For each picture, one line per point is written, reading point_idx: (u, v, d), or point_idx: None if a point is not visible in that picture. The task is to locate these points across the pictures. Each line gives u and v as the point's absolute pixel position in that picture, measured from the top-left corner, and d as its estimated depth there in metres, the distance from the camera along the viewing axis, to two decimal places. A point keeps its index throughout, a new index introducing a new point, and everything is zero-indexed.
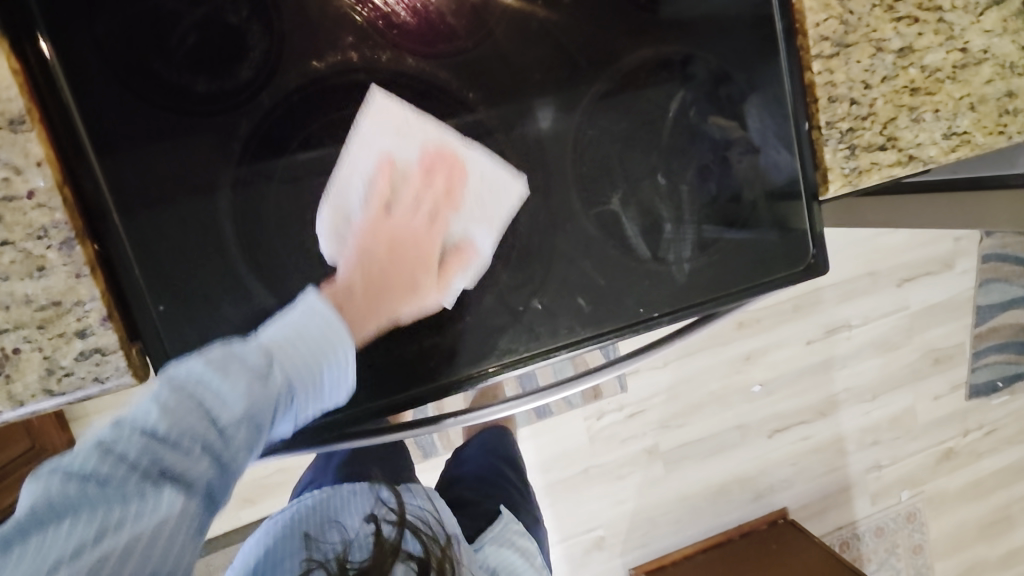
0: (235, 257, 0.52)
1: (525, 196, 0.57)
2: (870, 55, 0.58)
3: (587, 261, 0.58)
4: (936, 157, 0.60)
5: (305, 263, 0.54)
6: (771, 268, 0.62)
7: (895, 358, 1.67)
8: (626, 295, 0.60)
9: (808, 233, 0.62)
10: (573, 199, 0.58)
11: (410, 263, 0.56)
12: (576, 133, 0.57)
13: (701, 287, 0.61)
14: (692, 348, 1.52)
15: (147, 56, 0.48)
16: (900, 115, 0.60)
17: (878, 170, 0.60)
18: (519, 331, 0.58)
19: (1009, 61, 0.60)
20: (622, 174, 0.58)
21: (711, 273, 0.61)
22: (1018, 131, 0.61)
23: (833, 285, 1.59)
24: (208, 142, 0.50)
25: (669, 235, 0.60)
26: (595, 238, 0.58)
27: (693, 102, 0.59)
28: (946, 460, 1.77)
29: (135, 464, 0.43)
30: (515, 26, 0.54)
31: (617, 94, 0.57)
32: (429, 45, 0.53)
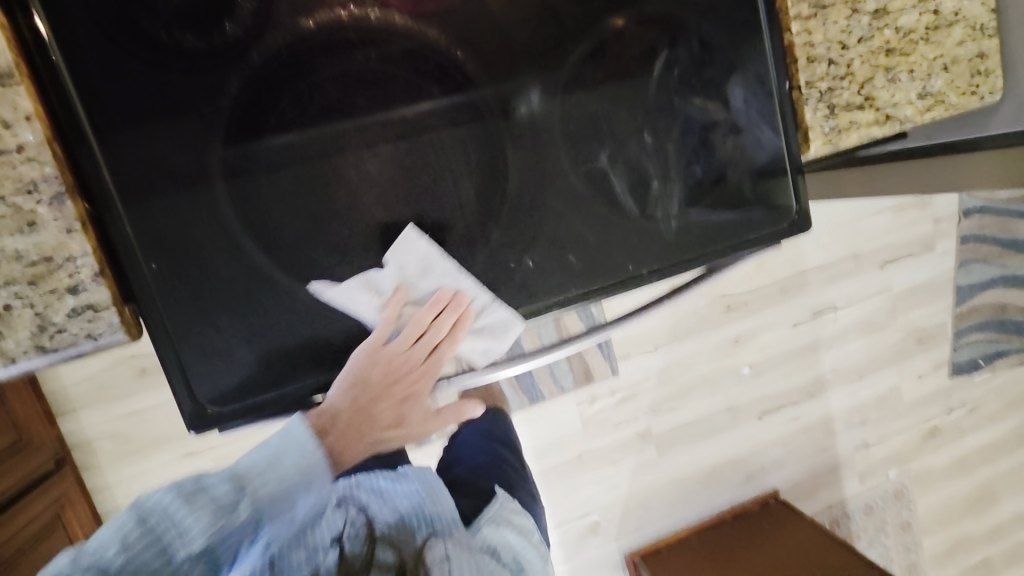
0: (228, 219, 0.53)
1: (515, 156, 0.58)
2: (846, 16, 0.60)
3: (577, 217, 0.60)
4: (912, 117, 0.62)
5: (298, 225, 0.55)
6: (756, 225, 0.64)
7: (879, 338, 1.70)
8: (618, 250, 0.61)
9: (791, 208, 0.64)
10: (562, 156, 0.59)
11: (398, 394, 0.63)
12: (565, 96, 0.58)
13: (689, 244, 0.62)
14: (682, 331, 1.54)
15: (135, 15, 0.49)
16: (877, 75, 0.61)
17: (857, 129, 0.61)
18: (512, 291, 0.60)
19: (979, 24, 0.63)
20: (609, 132, 0.59)
21: (699, 231, 0.62)
22: (989, 91, 0.65)
23: (817, 268, 1.62)
24: (200, 102, 0.51)
25: (656, 192, 0.61)
26: (583, 195, 0.59)
27: (677, 64, 0.60)
28: (932, 438, 1.80)
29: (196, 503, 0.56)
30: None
31: (600, 56, 0.59)
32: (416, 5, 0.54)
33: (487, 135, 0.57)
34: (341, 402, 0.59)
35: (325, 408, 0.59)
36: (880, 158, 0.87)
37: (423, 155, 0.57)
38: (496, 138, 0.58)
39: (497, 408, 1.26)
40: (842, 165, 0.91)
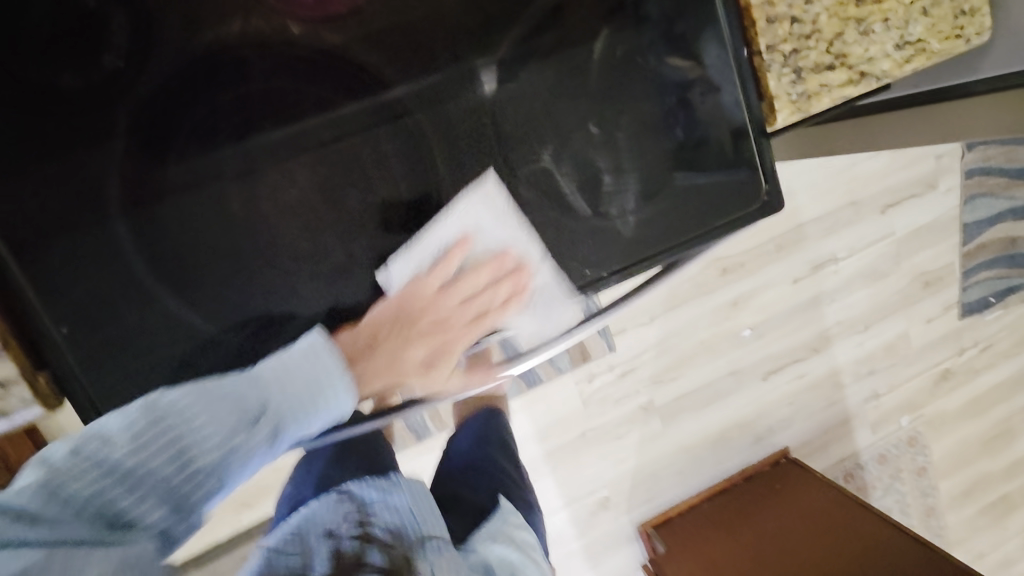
0: (135, 265, 0.60)
1: (437, 168, 0.64)
2: None
3: (520, 235, 0.66)
4: (889, 71, 0.61)
5: (299, 242, 0.64)
6: (722, 212, 0.68)
7: (884, 286, 1.65)
8: (574, 254, 0.67)
9: (758, 168, 0.67)
10: (503, 167, 0.65)
11: None
12: (506, 101, 0.64)
13: (653, 235, 0.67)
14: (677, 299, 1.50)
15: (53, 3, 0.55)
16: (847, 30, 0.60)
17: (828, 92, 0.62)
18: (450, 318, 0.68)
19: None
20: (553, 127, 0.64)
21: (663, 221, 0.67)
22: (977, 32, 0.61)
23: (814, 220, 1.56)
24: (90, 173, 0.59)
25: (609, 186, 0.66)
26: (529, 200, 0.66)
27: (625, 40, 0.63)
28: (944, 381, 1.77)
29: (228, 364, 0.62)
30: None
31: (540, 41, 0.63)
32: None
33: (392, 142, 0.63)
34: None
35: None
36: (869, 111, 0.81)
37: (335, 176, 0.63)
38: (392, 147, 0.64)
39: (494, 409, 1.26)
40: (828, 122, 0.86)
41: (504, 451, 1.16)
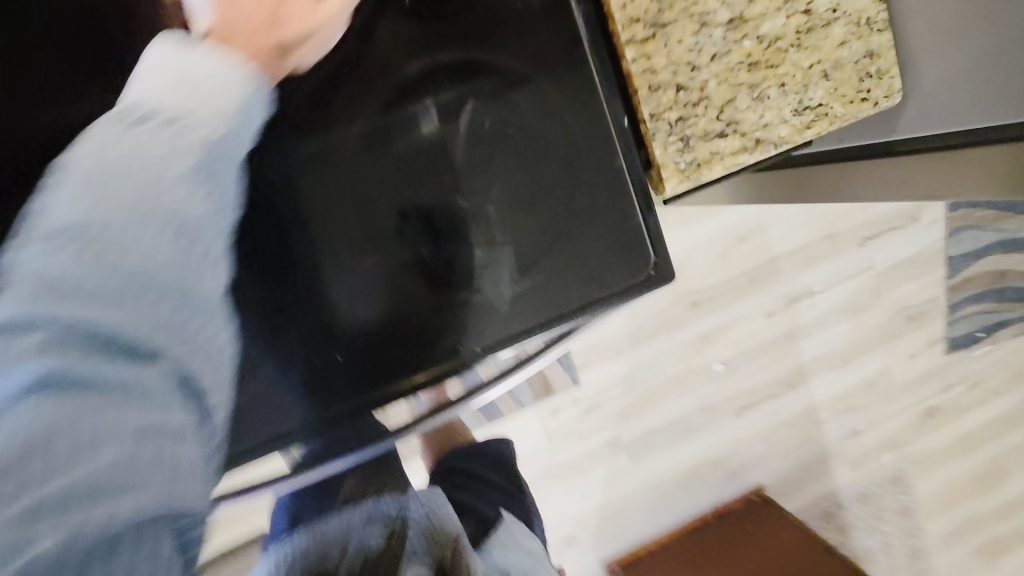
0: None
1: (401, 188, 0.55)
2: (692, 32, 0.51)
3: (378, 293, 0.56)
4: (788, 137, 0.54)
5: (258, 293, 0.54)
6: (606, 272, 0.60)
7: (864, 320, 1.60)
8: (424, 347, 0.58)
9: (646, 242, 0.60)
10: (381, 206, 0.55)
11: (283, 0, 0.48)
12: (385, 141, 0.54)
13: (523, 315, 0.59)
14: (644, 333, 1.47)
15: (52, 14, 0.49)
16: (739, 95, 0.53)
17: (720, 160, 0.53)
18: (337, 387, 0.58)
19: (864, 16, 0.53)
20: (405, 180, 0.55)
21: (530, 303, 0.59)
22: (885, 94, 0.55)
23: (788, 253, 1.51)
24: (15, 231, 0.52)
25: (481, 262, 0.58)
26: (396, 269, 0.56)
27: (485, 112, 0.55)
28: (929, 418, 1.71)
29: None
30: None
31: (415, 98, 0.54)
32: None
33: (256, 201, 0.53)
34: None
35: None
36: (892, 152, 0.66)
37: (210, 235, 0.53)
38: (271, 202, 0.54)
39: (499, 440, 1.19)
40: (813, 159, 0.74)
41: (497, 469, 1.13)
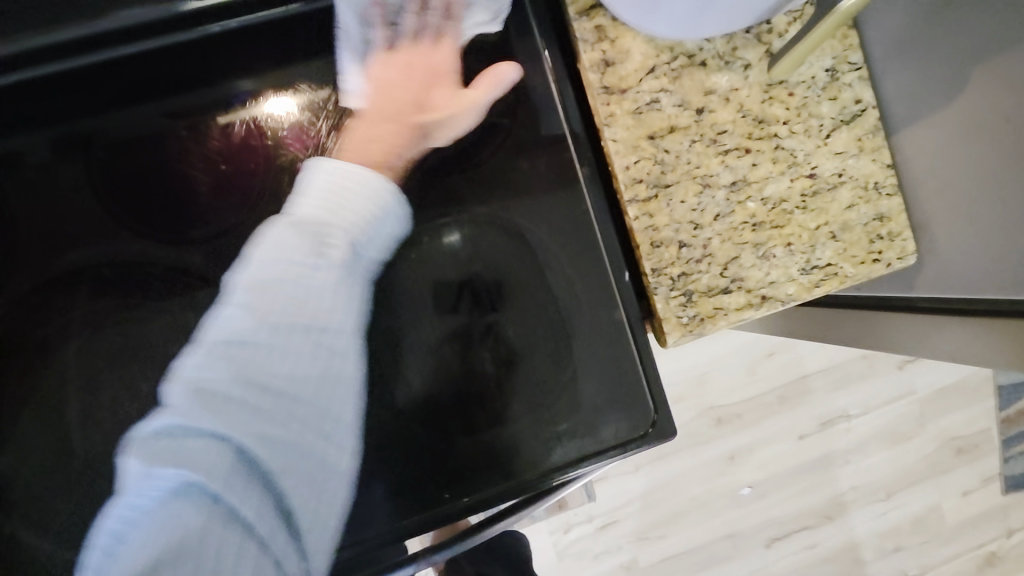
0: (77, 407, 0.49)
1: (430, 297, 0.53)
2: (695, 193, 0.52)
3: (371, 395, 0.51)
4: (795, 295, 0.53)
5: None
6: (600, 423, 0.53)
7: (908, 450, 1.47)
8: (433, 469, 0.52)
9: (643, 389, 0.54)
10: (388, 315, 0.52)
11: (409, 151, 0.52)
12: (396, 279, 0.52)
13: (528, 430, 0.52)
14: (666, 449, 1.39)
15: (114, 129, 0.50)
16: (744, 253, 0.52)
17: (724, 316, 0.52)
18: None
19: (871, 182, 0.54)
20: (428, 276, 0.53)
21: (532, 413, 0.52)
22: (898, 256, 0.55)
23: (821, 372, 1.43)
24: (46, 326, 0.49)
25: (481, 347, 0.52)
26: (392, 374, 0.52)
27: (483, 234, 0.53)
28: (989, 566, 1.52)
29: (90, 439, 0.49)
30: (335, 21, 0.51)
31: (430, 240, 0.53)
32: (269, 108, 0.51)
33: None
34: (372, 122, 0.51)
35: (252, 121, 0.51)
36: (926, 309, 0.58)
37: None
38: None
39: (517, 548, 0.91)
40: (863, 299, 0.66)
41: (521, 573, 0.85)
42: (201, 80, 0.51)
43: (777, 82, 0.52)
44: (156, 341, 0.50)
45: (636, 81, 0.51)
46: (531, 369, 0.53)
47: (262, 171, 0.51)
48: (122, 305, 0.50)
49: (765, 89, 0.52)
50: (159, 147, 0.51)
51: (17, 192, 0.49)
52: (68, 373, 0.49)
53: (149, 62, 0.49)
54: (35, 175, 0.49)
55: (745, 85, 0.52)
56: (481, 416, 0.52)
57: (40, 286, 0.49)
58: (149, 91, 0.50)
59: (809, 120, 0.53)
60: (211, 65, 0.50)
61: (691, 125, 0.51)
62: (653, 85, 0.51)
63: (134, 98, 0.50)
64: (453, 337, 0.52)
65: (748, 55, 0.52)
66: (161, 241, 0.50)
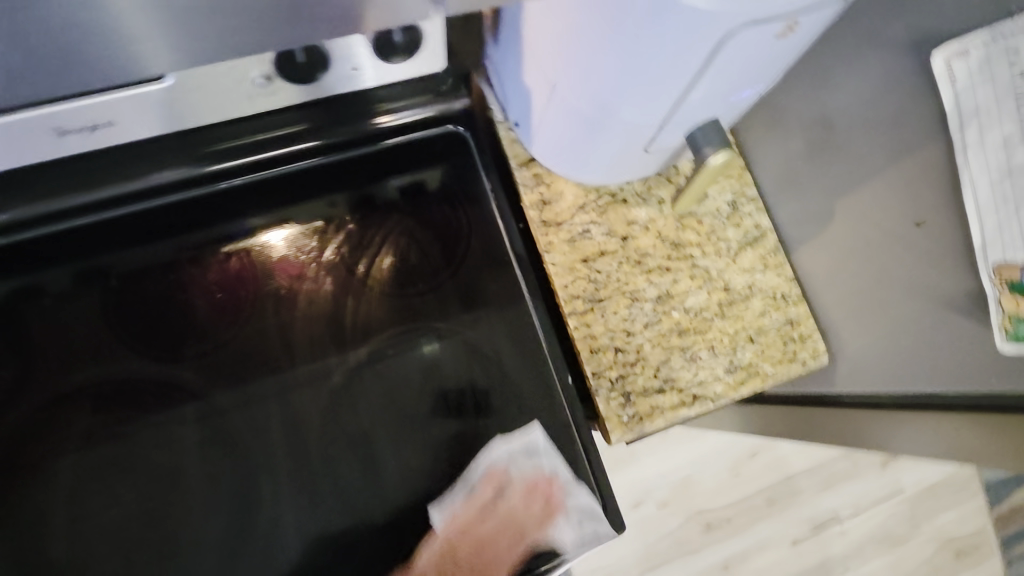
0: (68, 514, 0.53)
1: (397, 403, 0.58)
2: (625, 306, 0.60)
3: (336, 496, 0.55)
4: (723, 393, 0.59)
5: (223, 506, 0.54)
6: (558, 518, 0.57)
7: (907, 554, 1.42)
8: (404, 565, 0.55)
9: (592, 484, 0.59)
10: (362, 416, 0.58)
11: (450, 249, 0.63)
12: (359, 389, 0.58)
13: (495, 526, 0.56)
14: (656, 559, 1.35)
15: (129, 266, 0.59)
16: (673, 356, 0.60)
17: (660, 413, 0.58)
18: None
19: (779, 292, 0.62)
20: (397, 384, 0.58)
21: (497, 508, 0.57)
22: (811, 356, 0.61)
23: (805, 471, 1.43)
24: (47, 439, 0.54)
25: (444, 446, 0.57)
26: (358, 477, 0.56)
27: (447, 344, 0.60)
28: None
29: (77, 544, 0.53)
30: (322, 173, 0.63)
31: (397, 351, 0.59)
32: (266, 242, 0.61)
33: (253, 420, 0.57)
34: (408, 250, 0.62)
35: (246, 251, 0.61)
36: (849, 403, 0.64)
37: (202, 453, 0.55)
38: (258, 430, 0.56)
39: None
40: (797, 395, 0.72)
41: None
42: (211, 222, 0.61)
43: (688, 213, 0.63)
44: (144, 449, 0.55)
45: (569, 216, 0.62)
46: (508, 465, 0.57)
47: (254, 292, 0.60)
48: (116, 419, 0.55)
49: (678, 219, 0.63)
50: (166, 277, 0.59)
51: (38, 319, 0.57)
52: (61, 486, 0.53)
53: (169, 208, 0.60)
54: (55, 304, 0.57)
55: (660, 217, 0.63)
56: (448, 511, 0.56)
57: (46, 401, 0.55)
58: (162, 233, 0.60)
59: (718, 243, 0.63)
60: (219, 210, 0.61)
61: (618, 249, 0.61)
62: (583, 219, 0.62)
63: (151, 238, 0.60)
64: (440, 430, 0.57)
65: (661, 193, 0.63)
66: (158, 359, 0.57)
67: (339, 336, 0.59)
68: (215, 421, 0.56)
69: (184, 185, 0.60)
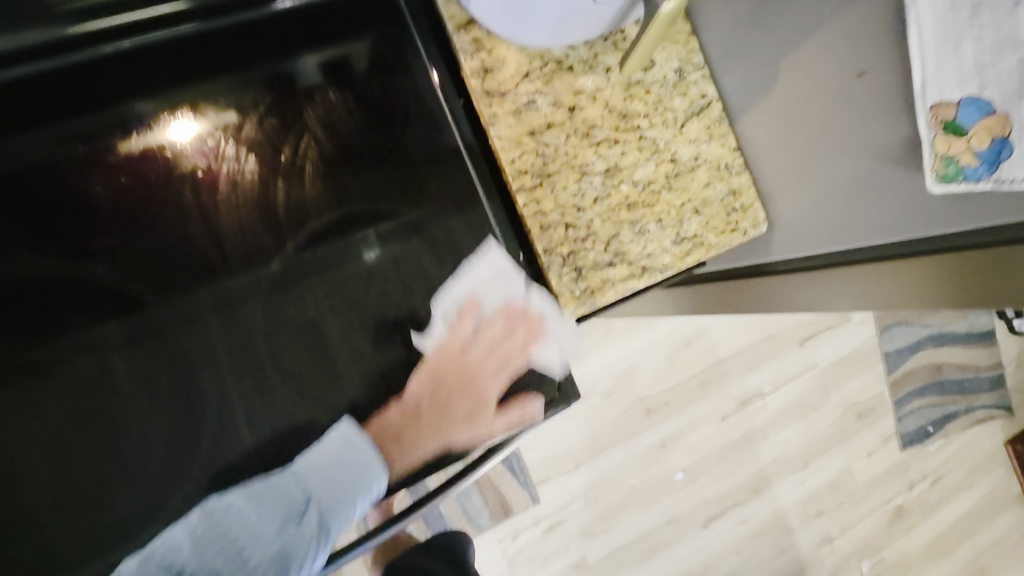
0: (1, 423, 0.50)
1: (342, 293, 0.57)
2: (575, 180, 0.59)
3: (287, 388, 0.55)
4: (670, 264, 0.60)
5: (169, 404, 0.53)
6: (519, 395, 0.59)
7: (816, 420, 1.59)
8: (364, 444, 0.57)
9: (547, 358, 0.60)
10: (308, 306, 0.56)
11: (463, 375, 0.59)
12: (300, 279, 0.56)
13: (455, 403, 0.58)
14: (602, 444, 1.44)
15: (13, 157, 0.52)
16: (622, 230, 0.59)
17: (612, 286, 0.59)
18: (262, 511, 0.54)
19: (723, 163, 0.62)
20: (342, 273, 0.56)
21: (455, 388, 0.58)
22: (751, 225, 0.62)
23: (733, 355, 1.54)
24: None
25: (398, 332, 0.57)
26: (307, 367, 0.56)
27: (396, 232, 0.57)
28: (900, 520, 1.63)
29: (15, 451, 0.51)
30: (224, 39, 0.55)
31: (338, 237, 0.57)
32: (172, 128, 0.54)
33: (187, 315, 0.54)
34: (420, 391, 0.58)
35: (150, 138, 0.54)
36: (783, 271, 0.68)
37: (137, 354, 0.53)
38: (196, 328, 0.54)
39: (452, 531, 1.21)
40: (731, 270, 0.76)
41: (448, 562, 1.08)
42: (102, 104, 0.53)
43: (635, 82, 0.61)
44: (72, 352, 0.52)
45: (513, 85, 0.58)
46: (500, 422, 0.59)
47: (166, 183, 0.54)
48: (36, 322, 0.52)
49: (625, 88, 0.60)
50: (59, 170, 0.52)
51: None
52: None
53: (44, 80, 0.52)
54: None
55: (608, 86, 0.60)
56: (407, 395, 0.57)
57: None
58: (44, 118, 0.52)
59: (665, 113, 0.61)
60: (109, 86, 0.53)
61: (565, 121, 0.59)
62: (529, 88, 0.58)
63: (27, 120, 0.52)
64: (390, 315, 0.57)
65: (608, 59, 0.60)
66: (69, 260, 0.52)
67: (273, 225, 0.56)
68: (144, 321, 0.53)
69: (59, 55, 0.52)
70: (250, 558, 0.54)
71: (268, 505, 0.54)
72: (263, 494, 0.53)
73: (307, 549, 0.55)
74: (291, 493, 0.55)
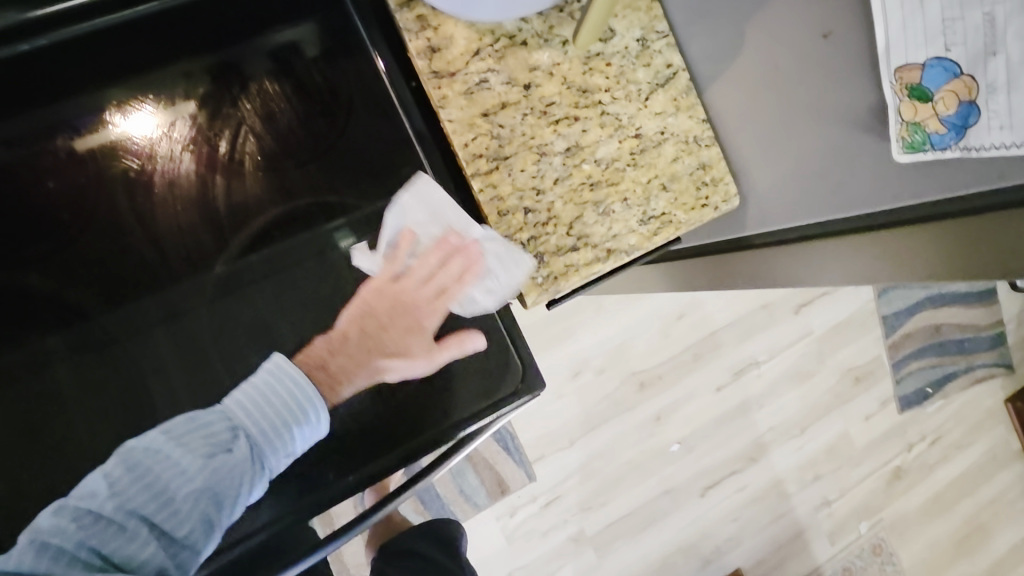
0: None
1: (296, 291, 0.56)
2: (534, 161, 0.56)
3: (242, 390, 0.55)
4: (637, 245, 0.58)
5: (121, 409, 0.53)
6: (480, 382, 0.57)
7: (813, 386, 1.59)
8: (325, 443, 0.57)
9: (508, 344, 0.58)
10: (261, 305, 0.55)
11: (402, 318, 0.57)
12: (246, 282, 0.55)
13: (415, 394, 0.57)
14: (596, 420, 1.44)
15: None
16: (586, 212, 0.57)
17: (576, 271, 0.57)
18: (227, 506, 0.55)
19: (692, 136, 0.59)
20: (294, 272, 0.56)
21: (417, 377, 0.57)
22: (723, 199, 0.60)
23: (727, 325, 1.53)
24: None
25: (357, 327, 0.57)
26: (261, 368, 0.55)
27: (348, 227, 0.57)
28: (898, 481, 1.63)
29: None
30: (148, 29, 0.52)
31: (286, 233, 0.56)
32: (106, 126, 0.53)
33: (137, 319, 0.54)
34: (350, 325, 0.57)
35: (82, 137, 0.53)
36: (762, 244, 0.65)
37: (86, 359, 0.53)
38: (144, 330, 0.54)
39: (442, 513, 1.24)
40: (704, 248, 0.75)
41: (444, 549, 1.13)
42: (33, 104, 0.52)
43: (594, 54, 0.57)
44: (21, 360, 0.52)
45: (463, 63, 0.55)
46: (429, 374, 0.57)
47: (103, 183, 0.53)
48: None
49: (584, 61, 0.57)
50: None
51: None
52: None
53: None
54: None
55: (566, 60, 0.57)
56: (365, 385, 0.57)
57: None
58: None
59: (628, 86, 0.58)
60: (40, 83, 0.51)
61: (521, 100, 0.56)
62: (480, 66, 0.55)
63: None
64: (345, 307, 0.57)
65: (565, 31, 0.56)
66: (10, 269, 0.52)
67: (218, 223, 0.55)
68: (91, 327, 0.53)
69: None
70: (178, 497, 0.50)
71: (193, 440, 0.51)
72: (187, 430, 0.51)
73: (237, 481, 0.50)
74: (215, 423, 0.52)
